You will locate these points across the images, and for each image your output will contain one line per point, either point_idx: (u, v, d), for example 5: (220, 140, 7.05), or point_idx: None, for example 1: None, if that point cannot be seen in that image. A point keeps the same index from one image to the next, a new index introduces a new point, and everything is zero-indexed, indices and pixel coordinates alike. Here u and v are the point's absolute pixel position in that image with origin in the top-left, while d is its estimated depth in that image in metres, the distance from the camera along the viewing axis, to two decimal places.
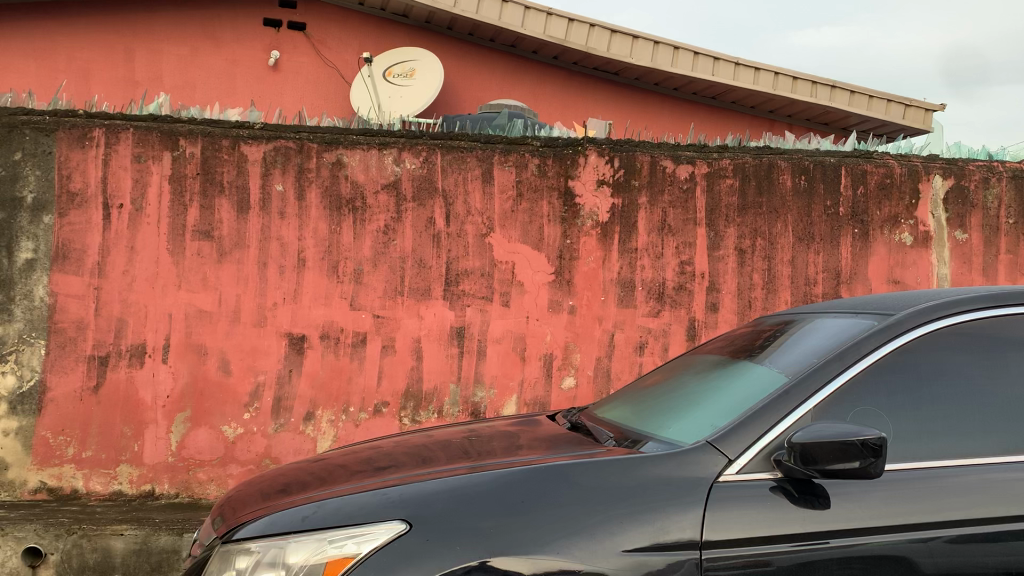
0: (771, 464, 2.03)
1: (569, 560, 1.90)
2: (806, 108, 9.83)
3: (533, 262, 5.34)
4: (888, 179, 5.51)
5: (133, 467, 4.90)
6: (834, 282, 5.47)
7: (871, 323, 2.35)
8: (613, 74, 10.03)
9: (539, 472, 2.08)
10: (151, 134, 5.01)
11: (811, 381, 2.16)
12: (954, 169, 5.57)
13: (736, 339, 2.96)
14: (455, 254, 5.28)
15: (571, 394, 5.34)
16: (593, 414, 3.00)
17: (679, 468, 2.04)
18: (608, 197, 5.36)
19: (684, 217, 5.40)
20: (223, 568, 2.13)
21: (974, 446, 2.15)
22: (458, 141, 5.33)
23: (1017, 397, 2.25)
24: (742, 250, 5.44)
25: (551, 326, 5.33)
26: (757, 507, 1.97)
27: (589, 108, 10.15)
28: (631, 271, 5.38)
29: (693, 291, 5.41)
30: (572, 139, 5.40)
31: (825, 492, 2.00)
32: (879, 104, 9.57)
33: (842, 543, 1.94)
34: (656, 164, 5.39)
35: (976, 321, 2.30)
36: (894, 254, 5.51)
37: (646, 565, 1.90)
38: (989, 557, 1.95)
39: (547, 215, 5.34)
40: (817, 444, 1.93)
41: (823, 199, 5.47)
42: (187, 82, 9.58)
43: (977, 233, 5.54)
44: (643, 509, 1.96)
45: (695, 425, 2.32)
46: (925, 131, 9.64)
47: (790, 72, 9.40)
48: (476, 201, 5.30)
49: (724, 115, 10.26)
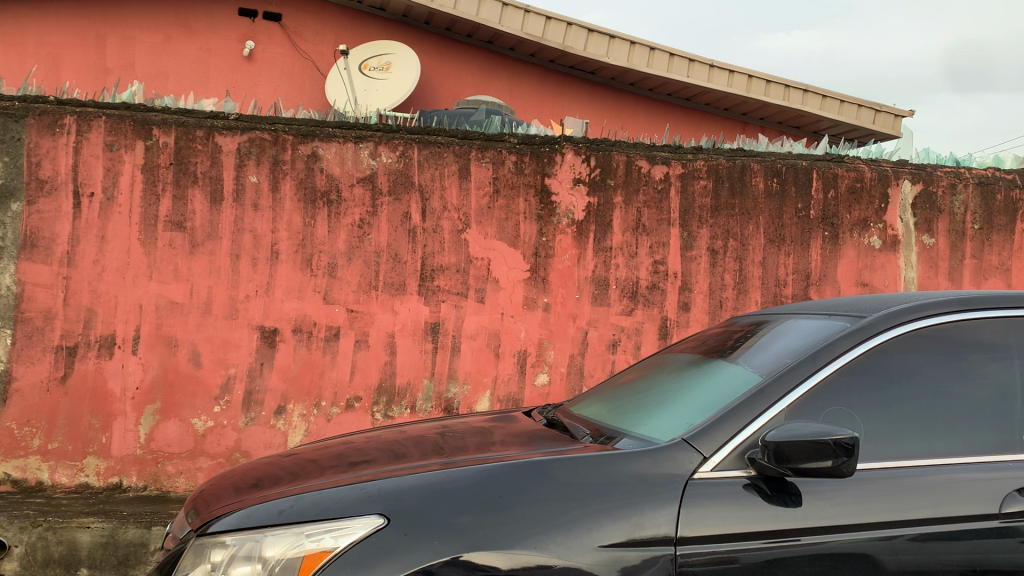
0: (745, 462, 2.07)
1: (547, 554, 1.91)
2: (778, 111, 9.93)
3: (508, 259, 5.35)
4: (859, 183, 5.59)
5: (101, 460, 4.84)
6: (804, 283, 5.54)
7: (843, 325, 2.39)
8: (589, 73, 10.07)
9: (516, 468, 2.10)
10: (124, 122, 4.95)
11: (786, 380, 2.19)
12: (922, 175, 5.67)
13: (709, 339, 2.99)
14: (430, 249, 5.28)
15: (544, 390, 5.36)
16: (568, 410, 3.02)
17: (655, 465, 2.06)
18: (584, 195, 5.39)
19: (659, 217, 5.45)
20: (197, 562, 2.12)
21: (942, 447, 2.20)
22: (436, 136, 5.33)
23: (982, 399, 2.30)
24: (714, 251, 5.49)
25: (525, 324, 5.35)
26: (730, 504, 1.99)
27: (565, 106, 10.18)
28: (605, 269, 5.41)
29: (666, 291, 5.46)
30: (550, 137, 5.42)
31: (796, 490, 2.03)
32: (850, 108, 9.70)
33: (812, 540, 1.97)
34: (632, 163, 5.42)
35: (944, 325, 2.35)
36: (863, 257, 5.59)
37: (622, 560, 1.92)
38: (953, 555, 2.00)
39: (523, 212, 5.35)
40: (791, 442, 1.97)
41: (795, 202, 5.54)
42: (160, 70, 9.47)
43: (944, 237, 5.65)
44: (620, 504, 1.98)
45: (671, 423, 2.35)
46: (894, 136, 9.77)
47: (764, 75, 9.50)
48: (452, 197, 5.30)
49: (698, 116, 10.35)
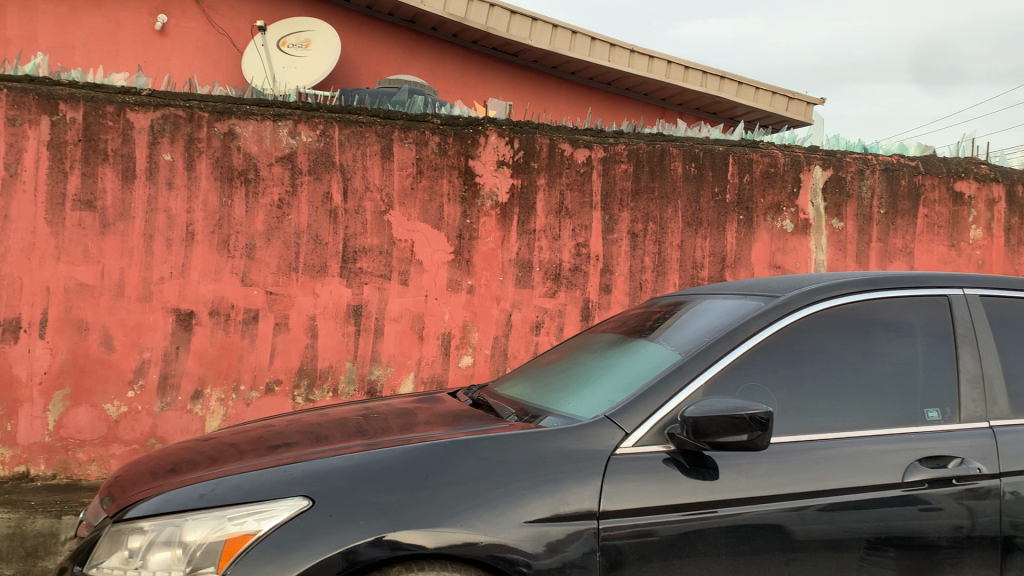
0: (664, 437, 2.12)
1: (473, 532, 1.93)
2: (695, 97, 10.14)
3: (431, 241, 5.33)
4: (772, 168, 5.76)
5: (5, 448, 4.65)
6: (720, 266, 5.70)
7: (758, 304, 2.48)
8: (510, 55, 10.07)
9: (442, 447, 2.11)
10: (27, 96, 4.72)
11: (703, 358, 2.26)
12: (832, 160, 5.88)
13: (631, 319, 3.06)
14: (352, 231, 5.22)
15: (468, 372, 5.38)
16: (493, 390, 3.04)
17: (578, 441, 2.10)
18: (508, 177, 5.40)
19: (581, 200, 5.50)
20: (113, 549, 2.07)
21: (850, 420, 2.29)
22: (357, 115, 5.25)
23: (888, 375, 2.41)
24: (635, 234, 5.58)
25: (448, 306, 5.35)
26: (651, 479, 2.05)
27: (487, 88, 10.16)
28: (529, 251, 5.45)
29: (588, 273, 5.53)
30: (473, 118, 5.40)
31: (713, 464, 2.10)
32: (764, 96, 9.96)
33: (728, 511, 2.05)
34: (555, 146, 5.46)
35: (852, 305, 2.46)
36: (776, 240, 5.78)
37: (546, 536, 1.96)
38: (860, 524, 2.10)
39: (446, 193, 5.33)
40: (708, 417, 2.03)
41: (712, 186, 5.67)
42: (64, 43, 9.04)
43: (852, 221, 5.87)
44: (545, 481, 2.01)
45: (593, 401, 2.39)
46: (806, 124, 10.09)
47: (682, 62, 9.67)
48: (374, 177, 5.24)
49: (618, 100, 10.48)
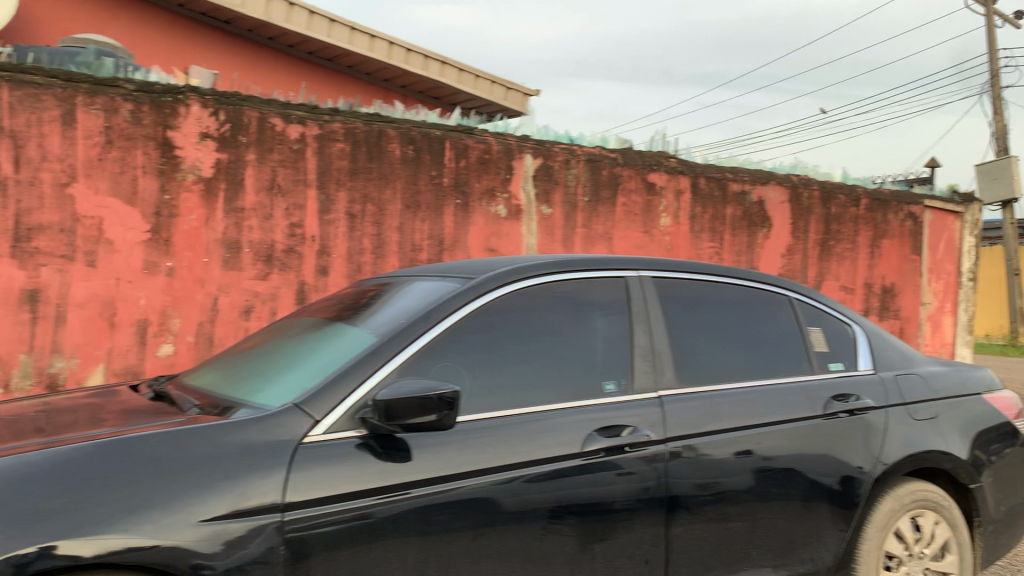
0: (356, 422, 2.08)
1: (139, 537, 1.76)
2: (418, 81, 10.20)
3: (125, 219, 4.87)
4: (487, 154, 5.93)
5: None
6: (437, 249, 5.79)
7: (454, 285, 2.51)
8: (224, 22, 9.48)
9: (107, 446, 1.90)
10: None
11: (398, 340, 2.25)
12: (542, 149, 6.17)
13: (335, 302, 2.99)
14: (27, 206, 4.63)
15: (169, 361, 4.99)
16: (183, 381, 2.83)
17: (263, 432, 2.00)
18: (213, 151, 5.07)
19: (295, 178, 5.31)
20: None
21: (537, 395, 2.39)
22: (31, 75, 4.63)
23: (573, 351, 2.55)
24: (352, 215, 5.50)
25: (145, 290, 4.92)
26: (341, 465, 1.99)
27: (199, 58, 9.50)
28: (237, 231, 5.17)
29: (303, 255, 5.36)
30: (172, 86, 4.99)
31: (405, 445, 2.09)
32: (484, 84, 10.28)
33: (421, 492, 2.05)
34: (266, 121, 5.21)
35: (540, 286, 2.57)
36: (490, 225, 5.98)
37: (224, 533, 1.84)
38: (543, 495, 2.21)
39: (141, 167, 4.90)
40: (398, 399, 2.02)
41: (428, 169, 5.73)
42: None
43: (559, 208, 6.22)
44: (224, 476, 1.90)
45: (285, 388, 2.30)
46: (523, 113, 10.55)
47: (405, 44, 9.68)
48: (54, 146, 4.68)
49: (340, 79, 10.28)
